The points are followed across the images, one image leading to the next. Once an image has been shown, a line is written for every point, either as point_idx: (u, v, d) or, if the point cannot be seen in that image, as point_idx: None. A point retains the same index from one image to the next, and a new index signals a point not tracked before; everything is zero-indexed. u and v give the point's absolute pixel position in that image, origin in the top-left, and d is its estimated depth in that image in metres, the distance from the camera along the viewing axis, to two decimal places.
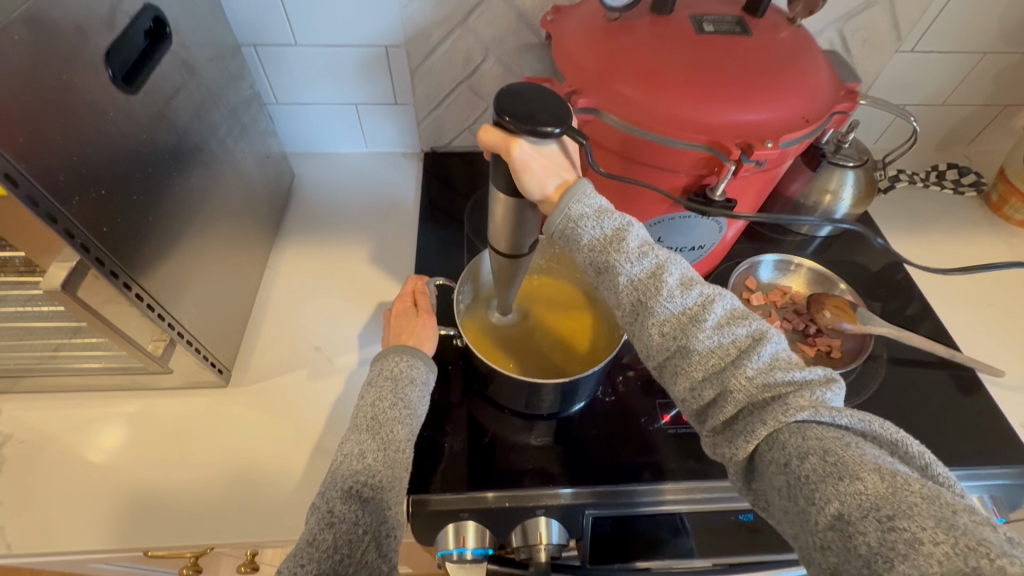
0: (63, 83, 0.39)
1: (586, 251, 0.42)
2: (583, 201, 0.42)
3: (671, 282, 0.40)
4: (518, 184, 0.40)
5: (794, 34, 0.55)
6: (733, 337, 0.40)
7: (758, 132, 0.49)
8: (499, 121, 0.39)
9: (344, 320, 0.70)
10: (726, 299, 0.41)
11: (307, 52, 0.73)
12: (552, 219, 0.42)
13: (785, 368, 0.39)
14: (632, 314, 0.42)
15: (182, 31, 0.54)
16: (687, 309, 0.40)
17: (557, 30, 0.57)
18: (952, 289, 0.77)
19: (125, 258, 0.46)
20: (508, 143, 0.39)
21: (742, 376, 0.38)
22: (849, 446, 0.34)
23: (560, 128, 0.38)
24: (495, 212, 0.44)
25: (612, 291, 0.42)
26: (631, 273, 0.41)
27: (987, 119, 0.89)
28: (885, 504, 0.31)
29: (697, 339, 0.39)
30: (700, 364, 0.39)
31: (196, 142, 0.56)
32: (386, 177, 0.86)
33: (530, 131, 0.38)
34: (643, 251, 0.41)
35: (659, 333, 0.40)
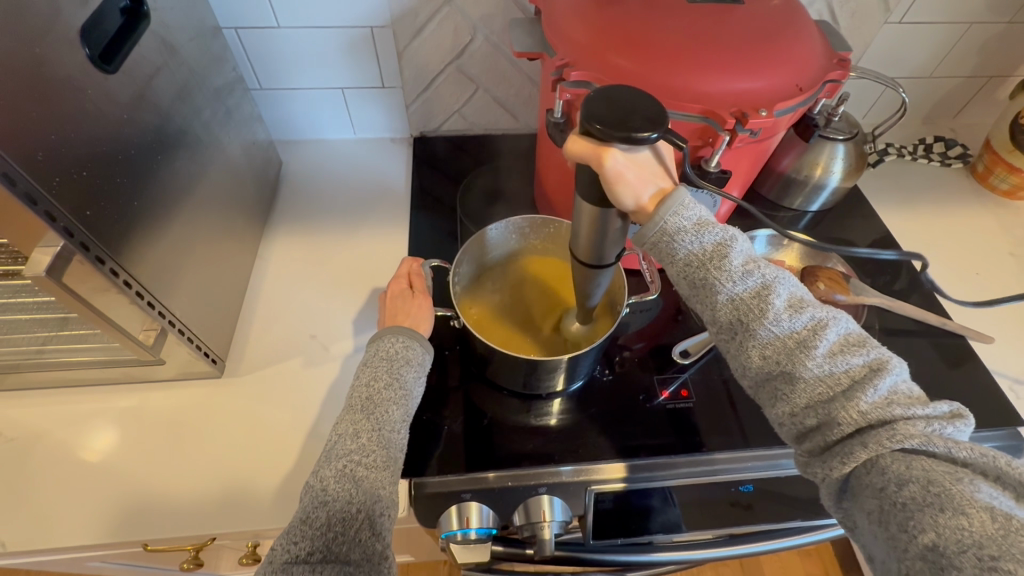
0: (38, 58, 0.37)
1: (681, 265, 0.41)
2: (681, 213, 0.40)
3: (778, 304, 0.39)
4: (611, 196, 0.39)
5: (785, 3, 0.54)
6: (846, 366, 0.38)
7: (752, 101, 0.48)
8: (588, 130, 0.37)
9: (338, 307, 0.69)
10: (839, 324, 0.40)
11: (290, 35, 0.72)
12: (645, 231, 0.41)
13: (904, 402, 0.37)
14: (730, 333, 0.41)
15: (160, 10, 0.53)
16: (794, 333, 0.39)
17: (547, 4, 0.57)
18: (942, 259, 0.78)
19: (110, 244, 0.44)
20: (600, 154, 0.38)
21: (853, 408, 0.37)
22: (961, 481, 0.34)
23: (659, 134, 0.35)
24: (581, 221, 0.43)
25: (709, 308, 0.42)
26: (732, 292, 0.40)
27: (973, 92, 0.90)
28: (990, 543, 0.31)
29: (804, 367, 0.38)
30: (806, 392, 0.39)
31: (180, 125, 0.55)
32: (376, 163, 0.85)
33: (624, 142, 0.35)
34: (748, 269, 0.40)
35: (762, 355, 0.40)
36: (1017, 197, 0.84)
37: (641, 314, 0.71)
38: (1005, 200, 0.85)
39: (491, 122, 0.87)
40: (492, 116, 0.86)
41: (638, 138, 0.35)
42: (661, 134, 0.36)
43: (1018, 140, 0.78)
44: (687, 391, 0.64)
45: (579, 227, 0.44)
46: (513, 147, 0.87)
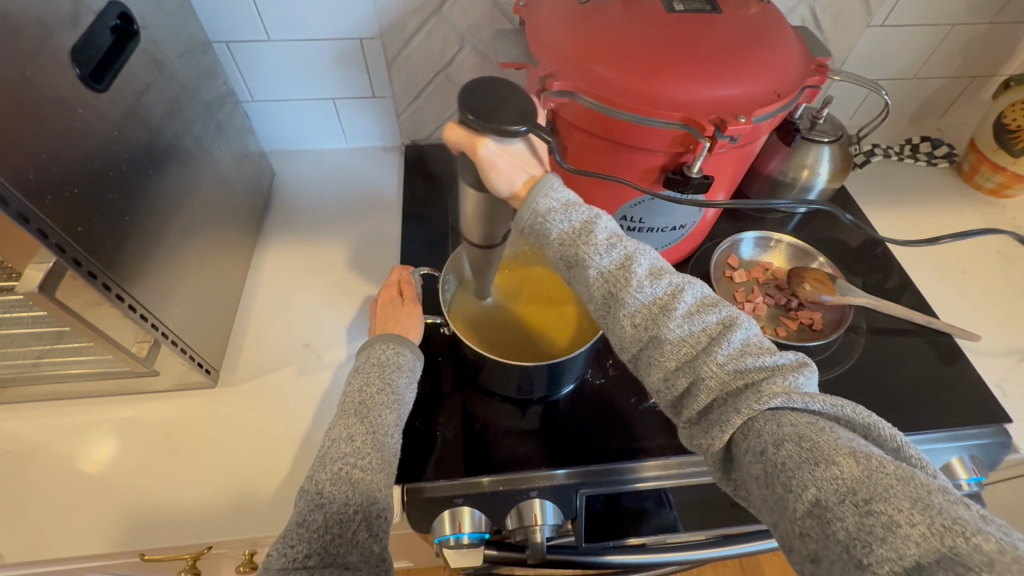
0: (29, 80, 0.38)
1: (555, 245, 0.42)
2: (551, 196, 0.41)
3: (641, 273, 0.40)
4: (486, 182, 0.41)
5: (764, 10, 0.55)
6: (703, 326, 0.40)
7: (731, 108, 0.49)
8: (464, 120, 0.39)
9: (331, 316, 0.70)
10: (695, 287, 0.42)
11: (280, 48, 0.73)
12: (520, 216, 0.42)
13: (756, 353, 0.39)
14: (604, 308, 0.42)
15: (150, 27, 0.54)
16: (657, 299, 0.40)
17: (530, 14, 0.58)
18: (929, 258, 0.79)
19: (101, 258, 0.45)
20: (473, 143, 0.40)
21: (713, 363, 0.39)
22: (824, 431, 0.35)
23: (526, 126, 0.39)
24: (465, 209, 0.45)
25: (584, 284, 0.42)
26: (600, 266, 0.41)
27: (957, 92, 0.91)
28: (861, 487, 0.31)
29: (668, 329, 0.40)
30: (672, 353, 0.40)
31: (170, 140, 0.56)
32: (368, 172, 0.86)
33: (493, 130, 0.38)
34: (611, 243, 0.41)
35: (632, 324, 0.40)
36: (1002, 196, 0.85)
37: None
38: (991, 198, 0.86)
39: None
40: None
41: (509, 129, 0.38)
42: (530, 126, 0.39)
43: (1002, 140, 0.79)
44: None
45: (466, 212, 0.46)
46: None
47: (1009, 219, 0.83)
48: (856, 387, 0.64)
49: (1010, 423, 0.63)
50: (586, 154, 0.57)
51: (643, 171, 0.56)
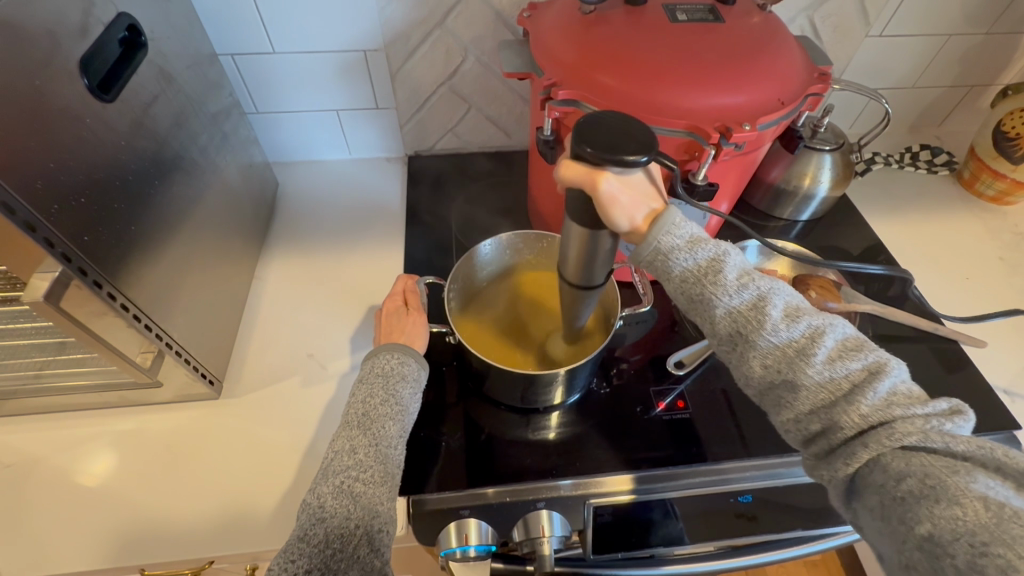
0: (37, 90, 0.38)
1: (678, 281, 0.42)
2: (673, 233, 0.41)
3: (775, 315, 0.40)
4: (605, 220, 0.39)
5: (765, 20, 0.55)
6: (846, 371, 0.39)
7: (736, 116, 0.50)
8: (581, 155, 0.36)
9: (335, 326, 0.69)
10: (836, 328, 0.40)
11: (285, 60, 0.73)
12: (641, 251, 0.42)
13: (903, 402, 0.37)
14: (729, 344, 0.42)
15: (157, 39, 0.54)
16: (792, 342, 0.39)
17: (534, 26, 0.58)
18: (932, 264, 0.79)
19: (107, 268, 0.45)
20: (594, 178, 0.37)
21: (855, 411, 0.38)
22: (959, 473, 0.34)
23: (651, 157, 0.36)
24: (571, 247, 0.43)
25: (708, 322, 0.42)
26: (730, 305, 0.41)
27: (956, 100, 0.92)
28: (983, 531, 0.32)
29: (806, 374, 0.39)
30: (809, 398, 0.39)
31: (177, 151, 0.56)
32: (371, 182, 0.86)
33: (617, 166, 0.35)
34: (743, 283, 0.41)
35: (762, 365, 0.40)
36: (1003, 202, 0.85)
37: (637, 325, 0.72)
38: (992, 205, 0.86)
39: (484, 140, 0.88)
40: (486, 134, 0.87)
41: (631, 163, 0.35)
42: (653, 156, 0.36)
43: (1002, 147, 0.80)
44: (684, 402, 0.64)
45: (570, 248, 0.44)
46: (507, 165, 0.88)
47: (1011, 225, 0.84)
48: None
49: (1020, 430, 0.62)
50: None
51: None
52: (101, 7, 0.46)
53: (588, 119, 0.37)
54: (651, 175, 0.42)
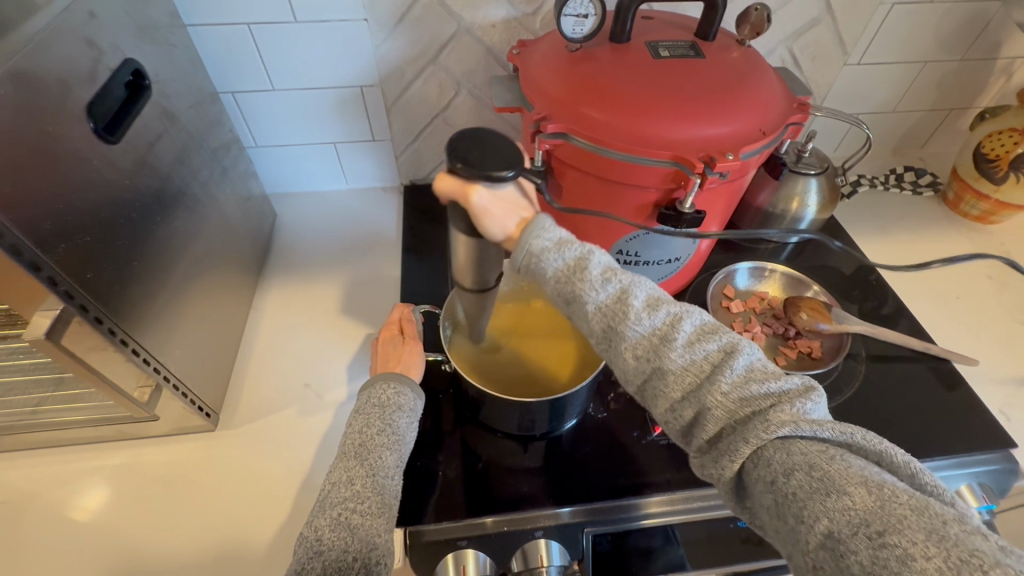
0: (48, 134, 0.40)
1: (552, 282, 0.41)
2: (542, 236, 0.41)
3: (637, 305, 0.40)
4: (479, 228, 0.40)
5: (745, 54, 0.58)
6: (705, 353, 0.39)
7: (719, 146, 0.51)
8: (454, 167, 0.38)
9: (332, 355, 0.70)
10: (693, 315, 0.41)
11: (283, 96, 0.76)
12: (515, 258, 0.41)
13: (761, 379, 0.38)
14: (605, 340, 0.41)
15: (161, 81, 0.56)
16: (656, 329, 0.39)
17: (524, 62, 0.60)
18: (921, 283, 0.80)
19: (107, 303, 0.46)
20: (465, 191, 0.38)
21: (718, 392, 0.38)
22: (834, 459, 0.34)
23: (515, 170, 0.38)
24: (457, 255, 0.44)
25: (582, 319, 0.41)
26: (598, 300, 0.40)
27: (936, 124, 0.95)
28: (873, 519, 0.31)
29: (670, 360, 0.39)
30: (677, 384, 0.39)
31: (178, 187, 0.57)
32: (368, 212, 0.88)
33: (482, 178, 0.37)
34: (606, 277, 0.40)
35: (633, 356, 0.40)
36: (988, 222, 0.87)
37: None
38: (977, 224, 0.88)
39: None
40: None
41: (498, 175, 0.37)
42: (519, 170, 0.38)
43: (982, 169, 0.82)
44: None
45: (457, 257, 0.45)
46: None
47: (997, 244, 0.85)
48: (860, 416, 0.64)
49: (1016, 448, 0.62)
50: (582, 193, 0.59)
51: (637, 206, 0.58)
52: (109, 53, 0.48)
53: (459, 135, 0.39)
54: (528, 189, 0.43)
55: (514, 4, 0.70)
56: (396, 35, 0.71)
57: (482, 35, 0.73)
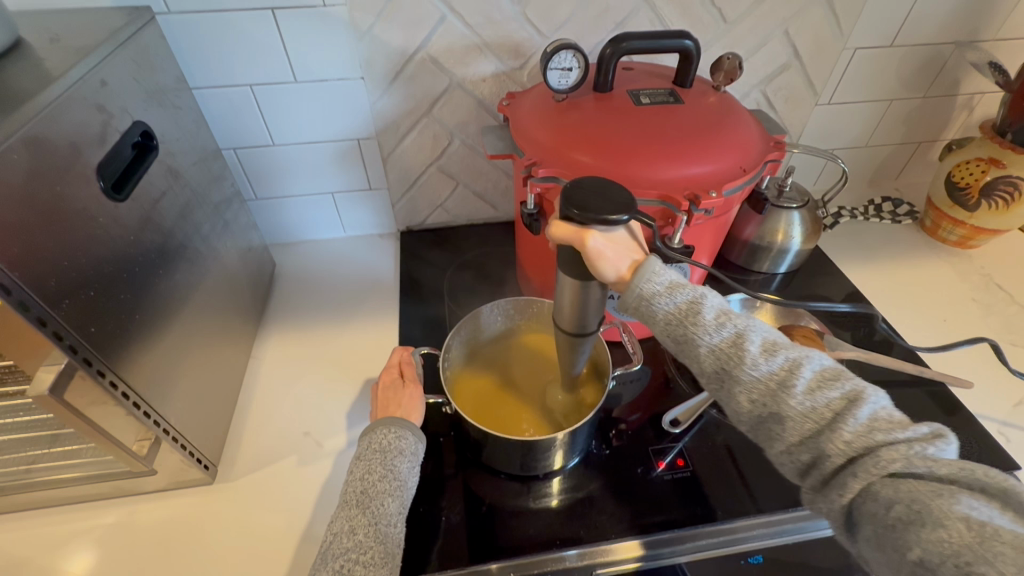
0: (58, 195, 0.42)
1: (662, 324, 0.44)
2: (653, 279, 0.44)
3: (753, 350, 0.41)
4: (593, 271, 0.42)
5: (721, 99, 0.62)
6: (827, 400, 0.40)
7: (703, 184, 0.54)
8: (569, 216, 0.40)
9: (332, 401, 0.70)
10: (813, 360, 0.41)
11: (284, 151, 0.79)
12: (626, 298, 0.45)
13: (885, 428, 0.38)
14: (717, 381, 0.43)
15: (167, 141, 0.59)
16: (773, 375, 0.41)
17: (514, 112, 0.64)
18: (910, 309, 0.82)
19: (109, 356, 0.46)
20: (582, 237, 0.40)
21: (839, 439, 0.38)
22: (942, 496, 0.35)
23: (631, 213, 0.39)
24: (565, 296, 0.46)
25: (693, 359, 0.44)
26: (711, 343, 0.43)
27: (907, 156, 0.99)
28: (967, 552, 0.32)
29: (789, 406, 0.40)
30: (795, 429, 0.40)
31: (181, 241, 0.59)
32: (365, 258, 0.90)
33: (598, 222, 0.39)
34: (720, 321, 0.43)
35: (748, 400, 0.42)
36: (967, 247, 0.90)
37: (633, 384, 0.72)
38: (958, 250, 0.91)
39: (472, 213, 0.93)
40: (474, 207, 0.92)
41: (614, 221, 0.39)
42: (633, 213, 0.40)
43: (956, 197, 0.86)
44: (684, 460, 0.64)
45: (563, 300, 0.47)
46: (495, 235, 0.93)
47: (979, 268, 0.88)
48: None
49: (1020, 470, 0.62)
50: None
51: None
52: (118, 117, 0.50)
53: (571, 185, 0.41)
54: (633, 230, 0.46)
55: (502, 59, 0.74)
56: (392, 91, 0.75)
57: (473, 89, 0.77)
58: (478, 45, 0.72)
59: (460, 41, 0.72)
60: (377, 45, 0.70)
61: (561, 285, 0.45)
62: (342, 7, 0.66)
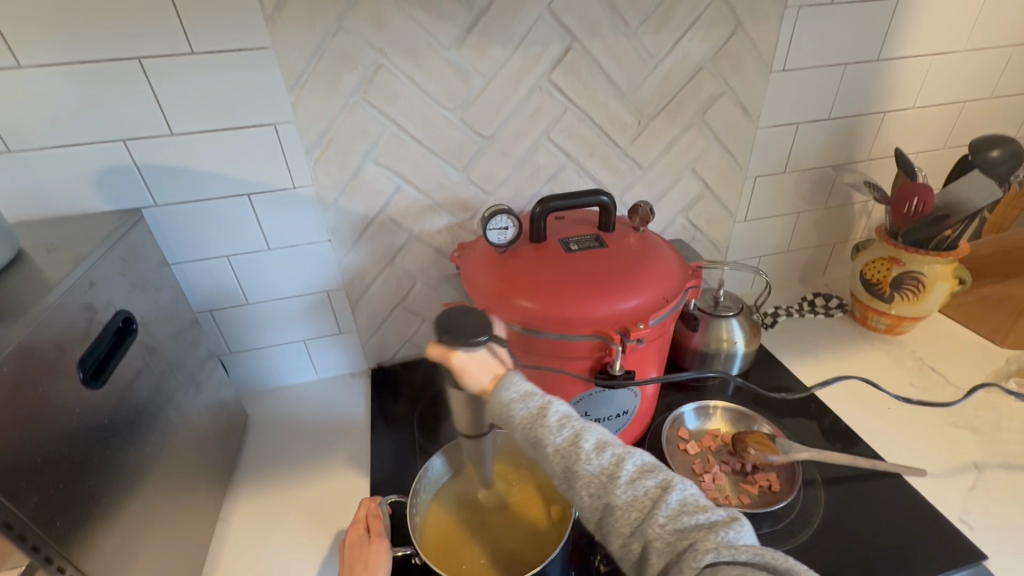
0: (39, 395, 0.45)
1: (519, 427, 0.48)
2: (512, 387, 0.49)
3: (587, 447, 0.45)
4: (462, 383, 0.52)
5: (641, 237, 0.71)
6: (646, 489, 0.43)
7: (632, 316, 0.61)
8: (441, 338, 0.52)
9: (300, 560, 0.68)
10: (636, 454, 0.45)
11: (257, 308, 0.85)
12: (492, 405, 0.50)
13: (693, 511, 0.42)
14: (565, 480, 0.46)
15: (147, 321, 0.64)
16: (604, 469, 0.44)
17: (464, 262, 0.72)
18: (856, 399, 0.87)
19: (71, 548, 0.46)
20: (450, 355, 0.51)
21: (657, 526, 0.41)
22: None
23: (485, 336, 0.51)
24: (452, 404, 0.56)
25: (543, 457, 0.47)
26: (556, 443, 0.46)
27: (827, 256, 1.11)
28: None
29: (616, 497, 0.43)
30: (624, 521, 0.43)
31: (152, 412, 0.62)
32: (337, 400, 0.92)
33: (459, 343, 0.51)
34: (600, 448, 0.45)
35: (587, 493, 0.45)
36: (897, 333, 0.98)
37: None
38: (889, 336, 0.99)
39: None
40: None
41: (474, 340, 0.51)
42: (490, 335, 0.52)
43: (872, 292, 0.95)
44: None
45: (458, 409, 0.57)
46: None
47: (911, 352, 0.95)
48: (832, 548, 0.64)
49: (987, 559, 0.63)
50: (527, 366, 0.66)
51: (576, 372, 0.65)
52: (102, 310, 0.56)
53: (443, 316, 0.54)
54: (504, 351, 0.54)
55: (453, 213, 0.85)
56: (356, 249, 0.84)
57: (430, 240, 0.86)
58: (431, 204, 0.83)
59: (415, 203, 0.82)
60: (341, 213, 0.80)
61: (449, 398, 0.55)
62: (310, 187, 0.77)
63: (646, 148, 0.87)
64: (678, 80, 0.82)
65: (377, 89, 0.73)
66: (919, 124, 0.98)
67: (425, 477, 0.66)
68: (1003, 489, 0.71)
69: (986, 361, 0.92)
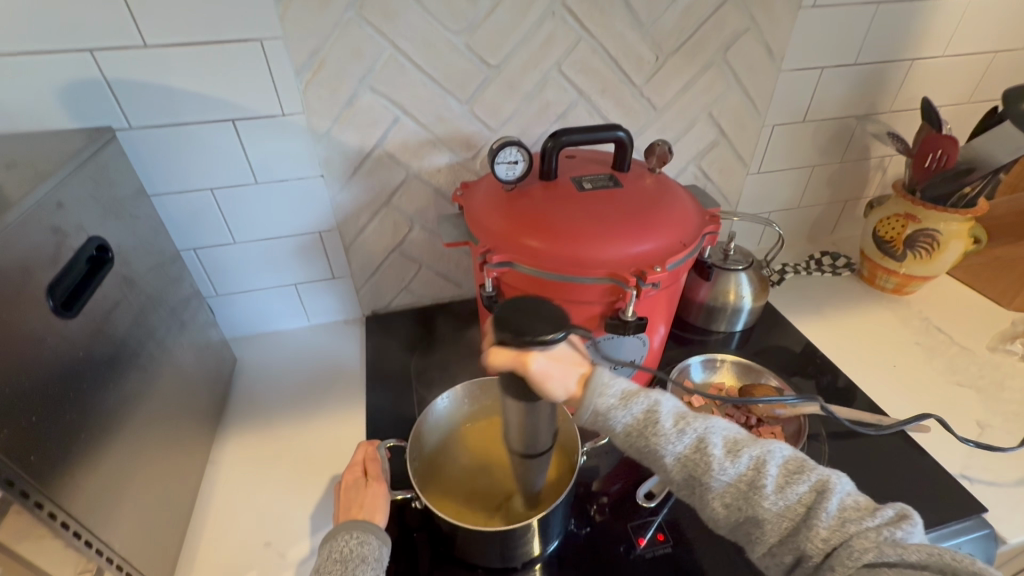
0: (4, 320, 0.41)
1: (625, 436, 0.48)
2: (605, 393, 0.48)
3: (718, 454, 0.45)
4: (544, 393, 0.44)
5: (657, 180, 0.67)
6: (796, 495, 0.44)
7: (648, 260, 0.58)
8: (505, 344, 0.40)
9: (295, 504, 0.67)
10: (775, 454, 0.46)
11: (244, 248, 0.80)
12: (582, 414, 0.48)
13: (853, 516, 0.42)
14: (689, 487, 0.47)
15: (124, 252, 0.59)
16: (742, 476, 0.45)
17: (468, 202, 0.67)
18: (860, 357, 0.85)
19: (51, 485, 0.43)
20: (524, 360, 0.41)
21: (815, 536, 0.42)
22: None
23: (566, 331, 0.41)
24: (514, 418, 0.47)
25: (662, 467, 0.48)
26: (675, 452, 0.46)
27: (837, 213, 1.08)
28: None
29: (763, 507, 0.44)
30: (774, 529, 0.44)
31: (134, 349, 0.58)
32: (330, 346, 0.89)
33: (539, 346, 0.40)
34: (733, 454, 0.46)
35: (723, 504, 0.46)
36: (904, 292, 0.96)
37: (610, 456, 0.71)
38: (896, 296, 0.97)
39: (437, 293, 0.95)
40: (438, 288, 0.94)
41: (553, 338, 0.40)
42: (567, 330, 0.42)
43: (884, 249, 0.93)
44: (664, 534, 0.62)
45: (512, 419, 0.47)
46: (460, 314, 0.94)
47: (917, 312, 0.94)
48: None
49: (986, 512, 0.63)
50: None
51: (584, 319, 0.62)
52: (73, 235, 0.51)
53: (501, 312, 0.42)
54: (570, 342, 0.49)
55: (455, 151, 0.79)
56: (350, 186, 0.79)
57: (429, 179, 0.81)
58: (431, 140, 0.77)
59: (414, 138, 0.77)
60: (334, 146, 0.74)
61: (508, 410, 0.46)
62: (300, 114, 0.71)
63: (663, 87, 0.81)
64: (702, 11, 0.76)
65: (375, 5, 0.66)
66: (947, 75, 0.93)
67: (424, 422, 0.64)
68: (1005, 446, 0.71)
69: (994, 323, 0.90)
